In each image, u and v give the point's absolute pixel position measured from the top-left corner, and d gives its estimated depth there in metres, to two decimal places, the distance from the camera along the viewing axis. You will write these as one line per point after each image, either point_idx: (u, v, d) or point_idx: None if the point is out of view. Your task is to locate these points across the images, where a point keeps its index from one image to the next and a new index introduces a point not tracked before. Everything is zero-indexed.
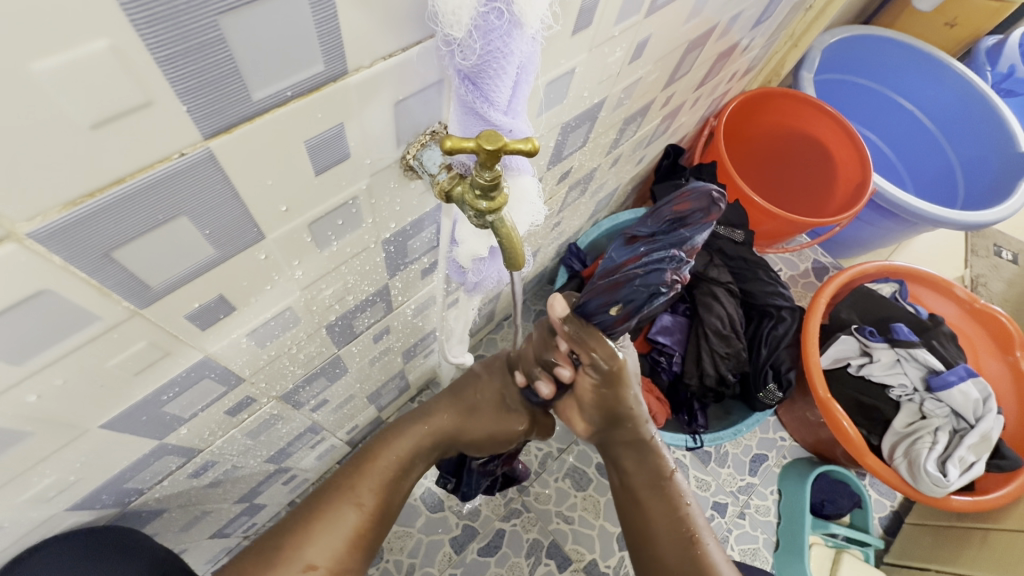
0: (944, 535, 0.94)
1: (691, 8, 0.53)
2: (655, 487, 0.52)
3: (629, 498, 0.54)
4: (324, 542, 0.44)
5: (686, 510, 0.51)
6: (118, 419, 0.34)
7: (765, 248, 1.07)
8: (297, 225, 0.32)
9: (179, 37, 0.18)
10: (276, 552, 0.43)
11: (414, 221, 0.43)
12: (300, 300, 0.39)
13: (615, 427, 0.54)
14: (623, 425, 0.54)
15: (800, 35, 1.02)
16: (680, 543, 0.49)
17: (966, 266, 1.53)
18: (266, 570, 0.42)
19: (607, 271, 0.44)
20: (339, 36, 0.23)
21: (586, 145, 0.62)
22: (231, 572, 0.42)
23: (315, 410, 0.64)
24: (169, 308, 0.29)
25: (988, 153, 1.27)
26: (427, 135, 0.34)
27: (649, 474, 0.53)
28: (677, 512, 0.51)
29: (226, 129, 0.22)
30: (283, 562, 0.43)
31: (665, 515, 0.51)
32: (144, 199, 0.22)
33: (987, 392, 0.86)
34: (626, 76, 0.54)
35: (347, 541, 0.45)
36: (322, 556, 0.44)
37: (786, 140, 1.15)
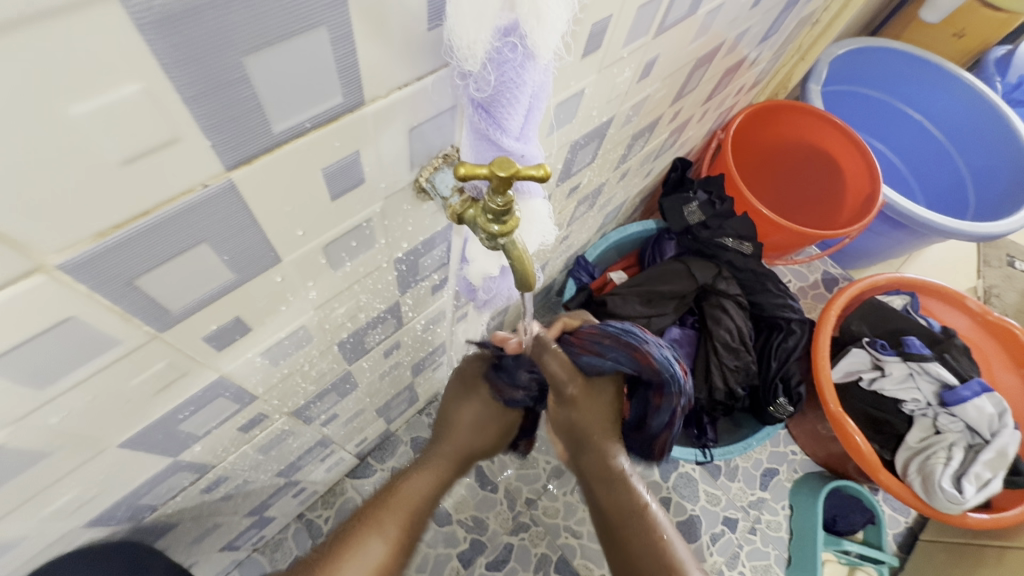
0: (960, 553, 0.92)
1: (700, 27, 0.54)
2: (632, 516, 0.53)
3: (607, 528, 0.55)
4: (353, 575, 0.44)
5: (663, 544, 0.51)
6: (135, 438, 0.34)
7: (774, 260, 1.06)
8: (313, 248, 0.32)
9: (205, 77, 0.19)
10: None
11: (425, 240, 0.44)
12: (313, 319, 0.40)
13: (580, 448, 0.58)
14: (587, 450, 0.57)
15: (807, 49, 1.03)
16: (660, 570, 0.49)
17: (979, 277, 1.52)
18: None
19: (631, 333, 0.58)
20: (357, 70, 0.24)
21: (595, 161, 0.63)
22: None
23: (325, 424, 0.65)
24: (188, 330, 0.30)
25: (998, 164, 1.26)
26: (440, 159, 0.34)
27: (624, 507, 0.53)
28: (655, 543, 0.51)
29: (247, 160, 0.23)
30: None
31: (645, 545, 0.51)
32: (166, 229, 0.23)
33: (1002, 407, 0.84)
34: (635, 94, 0.54)
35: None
36: None
37: (795, 153, 1.15)
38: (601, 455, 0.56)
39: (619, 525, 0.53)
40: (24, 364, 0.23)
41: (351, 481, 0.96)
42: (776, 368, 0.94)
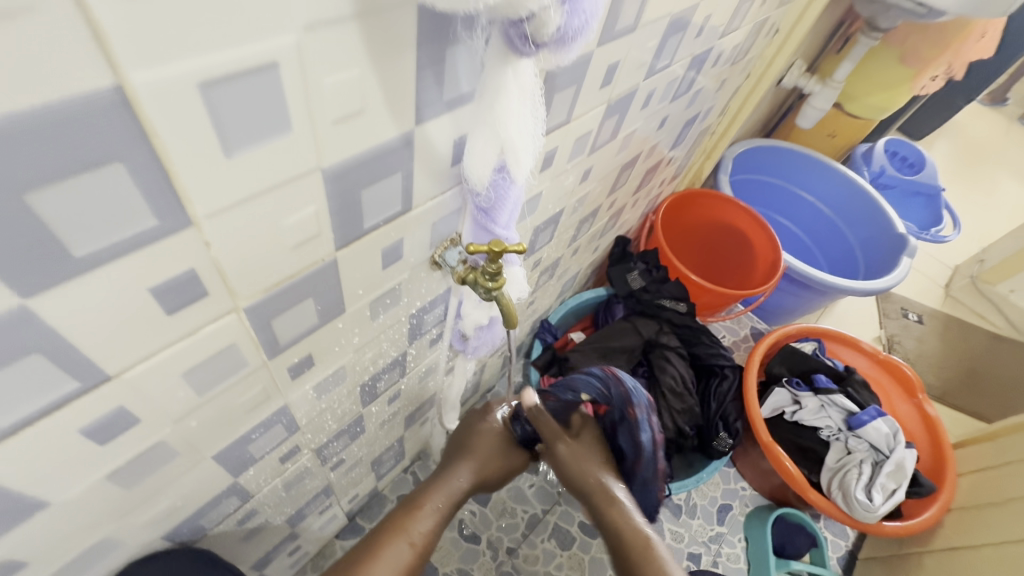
0: (894, 566, 1.05)
1: (622, 144, 0.75)
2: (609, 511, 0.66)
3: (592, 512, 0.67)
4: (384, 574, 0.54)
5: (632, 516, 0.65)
6: (221, 452, 0.45)
7: (707, 317, 1.27)
8: (364, 303, 0.47)
9: (340, 201, 0.34)
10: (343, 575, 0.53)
11: (430, 300, 0.59)
12: (350, 361, 0.53)
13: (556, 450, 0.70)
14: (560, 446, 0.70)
15: (711, 149, 1.30)
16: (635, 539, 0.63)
17: (882, 328, 1.79)
18: None
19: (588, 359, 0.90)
20: (412, 191, 0.40)
21: (552, 240, 0.81)
22: None
23: (333, 469, 0.74)
24: (282, 360, 0.43)
25: (876, 234, 1.57)
26: (448, 242, 0.51)
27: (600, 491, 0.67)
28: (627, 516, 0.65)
29: (346, 245, 0.38)
30: None
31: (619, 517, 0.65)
32: (297, 286, 0.37)
33: (895, 428, 1.03)
34: (578, 191, 0.74)
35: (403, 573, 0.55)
36: None
37: (713, 230, 1.40)
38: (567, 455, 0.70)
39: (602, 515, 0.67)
40: (199, 375, 0.35)
41: (340, 542, 1.02)
42: (715, 408, 1.10)
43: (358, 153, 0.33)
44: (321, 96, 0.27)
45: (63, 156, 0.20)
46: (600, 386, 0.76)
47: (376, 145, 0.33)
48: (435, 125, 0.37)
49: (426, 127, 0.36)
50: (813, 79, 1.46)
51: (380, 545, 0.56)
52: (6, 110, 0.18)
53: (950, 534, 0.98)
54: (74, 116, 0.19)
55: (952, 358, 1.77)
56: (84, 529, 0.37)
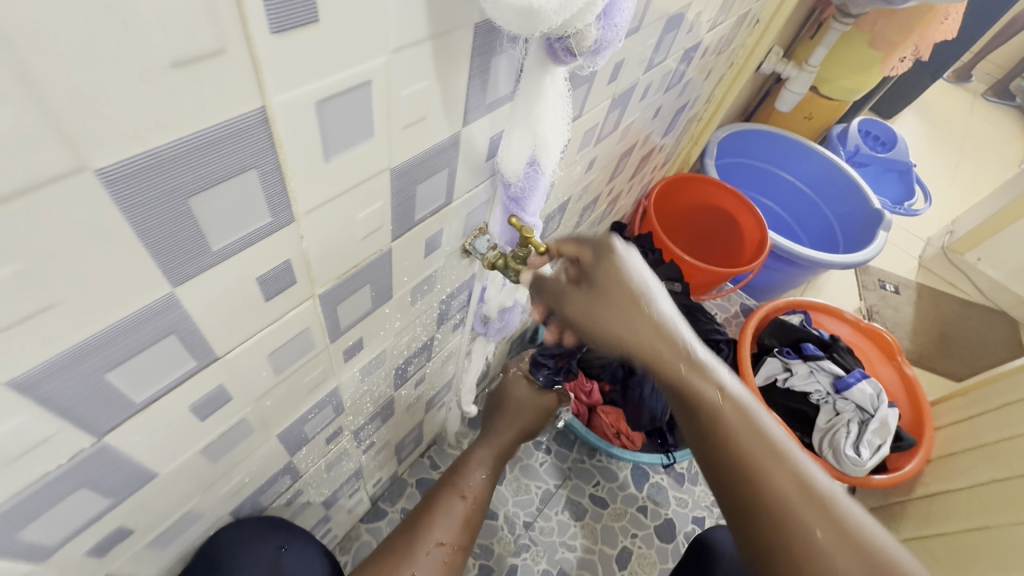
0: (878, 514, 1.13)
1: (622, 134, 0.80)
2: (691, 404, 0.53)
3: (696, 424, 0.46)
4: (444, 524, 0.65)
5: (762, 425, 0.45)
6: (284, 431, 0.50)
7: (700, 296, 1.34)
8: (406, 289, 0.51)
9: (400, 197, 0.39)
10: (415, 529, 0.63)
11: (456, 287, 0.63)
12: (390, 345, 0.58)
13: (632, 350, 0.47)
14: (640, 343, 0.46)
15: (698, 135, 1.35)
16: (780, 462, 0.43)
17: (862, 300, 1.88)
18: (413, 538, 0.62)
19: None
20: (454, 186, 0.45)
21: (560, 227, 0.86)
22: (387, 544, 0.62)
23: (365, 452, 0.79)
24: (339, 344, 0.47)
25: (853, 210, 1.66)
26: (478, 231, 0.55)
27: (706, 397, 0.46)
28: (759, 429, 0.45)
29: (400, 236, 0.43)
30: (422, 537, 0.62)
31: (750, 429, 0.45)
32: (360, 275, 0.42)
33: (879, 388, 1.10)
34: (584, 180, 0.79)
35: (460, 523, 0.66)
36: (444, 537, 0.63)
37: (702, 212, 1.47)
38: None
39: (713, 428, 0.45)
40: (278, 358, 0.40)
41: (365, 525, 1.07)
42: None
43: (418, 154, 0.37)
44: (397, 107, 0.32)
45: (216, 166, 0.24)
46: None
47: (433, 146, 0.38)
48: (477, 125, 0.41)
49: (470, 129, 0.41)
50: (790, 64, 1.53)
51: (438, 503, 0.67)
52: (185, 131, 0.22)
53: (929, 481, 1.06)
54: (231, 135, 0.24)
55: (927, 324, 1.88)
56: (176, 503, 0.42)
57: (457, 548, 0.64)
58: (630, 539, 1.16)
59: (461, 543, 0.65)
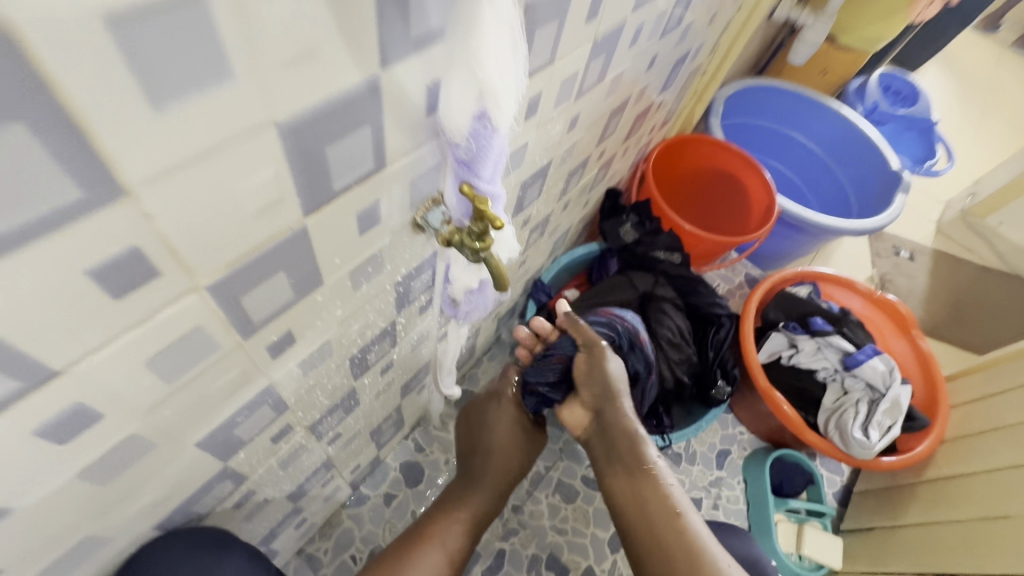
0: (885, 495, 1.08)
1: (610, 87, 0.70)
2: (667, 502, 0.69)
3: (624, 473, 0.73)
4: None
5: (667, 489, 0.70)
6: (206, 438, 0.43)
7: (701, 267, 1.26)
8: (343, 273, 0.43)
9: (303, 160, 0.31)
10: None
11: (416, 265, 0.55)
12: (335, 335, 0.50)
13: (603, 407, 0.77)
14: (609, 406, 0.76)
15: (702, 91, 1.23)
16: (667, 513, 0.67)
17: (874, 268, 1.79)
18: None
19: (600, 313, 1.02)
20: (384, 146, 0.36)
21: (541, 195, 0.77)
22: None
23: (330, 444, 0.73)
24: (258, 341, 0.40)
25: (869, 172, 1.55)
26: (430, 202, 0.47)
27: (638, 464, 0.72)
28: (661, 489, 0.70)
29: (315, 210, 0.35)
30: None
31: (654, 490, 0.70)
32: (266, 261, 0.34)
33: (891, 365, 1.03)
34: (566, 142, 0.70)
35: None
36: None
37: (705, 176, 1.37)
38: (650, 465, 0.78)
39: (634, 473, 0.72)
40: (164, 364, 0.33)
41: (347, 510, 1.03)
42: (713, 356, 1.11)
43: (316, 103, 0.28)
44: (258, 32, 0.23)
45: None
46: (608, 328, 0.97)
47: (339, 92, 0.29)
48: (404, 67, 0.32)
49: (394, 72, 0.32)
50: (805, 10, 1.39)
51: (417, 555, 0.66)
52: None
53: (941, 463, 1.00)
54: None
55: (941, 292, 1.78)
56: (63, 531, 0.36)
57: None
58: None
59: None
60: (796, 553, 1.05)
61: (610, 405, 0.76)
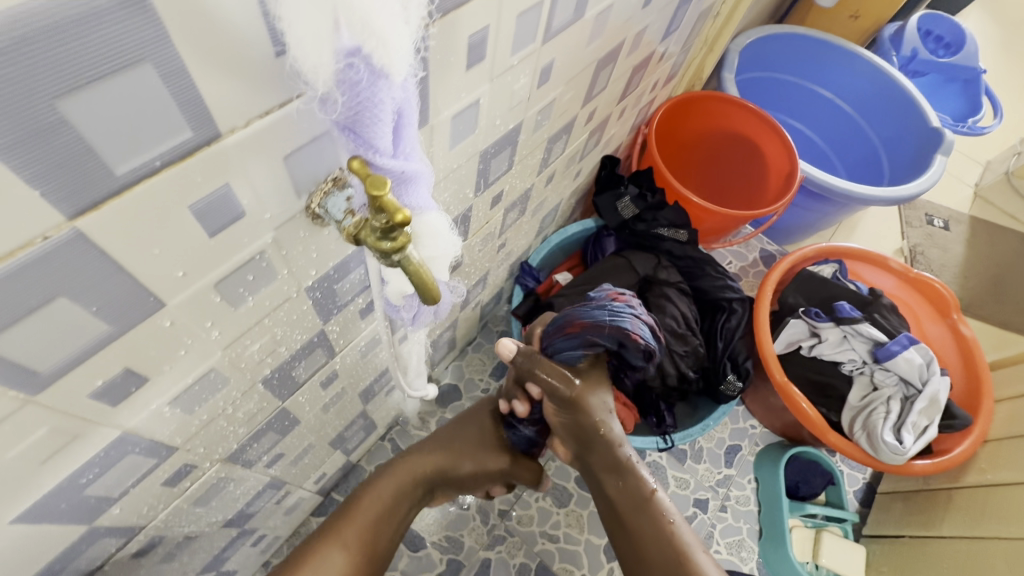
0: (915, 499, 0.96)
1: (593, 28, 0.55)
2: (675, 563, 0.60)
3: (619, 516, 0.66)
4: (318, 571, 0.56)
5: (671, 528, 0.62)
6: (31, 511, 0.32)
7: (711, 244, 1.12)
8: (201, 288, 0.31)
9: (14, 126, 0.18)
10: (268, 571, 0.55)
11: (336, 265, 0.43)
12: (223, 359, 0.39)
13: (589, 448, 0.67)
14: (595, 448, 0.66)
15: (714, 40, 1.06)
16: (670, 559, 0.60)
17: (904, 238, 1.63)
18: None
19: (557, 326, 0.62)
20: (204, 104, 0.23)
21: (513, 168, 0.64)
22: None
23: (271, 466, 0.63)
24: (69, 389, 0.28)
25: (904, 131, 1.37)
26: (329, 182, 0.34)
27: (636, 498, 0.64)
28: (663, 530, 0.62)
29: (91, 208, 0.22)
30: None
31: (656, 531, 0.62)
32: (10, 287, 0.22)
33: (929, 356, 0.90)
34: (537, 100, 0.56)
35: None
36: None
37: (717, 141, 1.21)
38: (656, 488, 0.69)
39: (627, 518, 0.64)
40: None
41: (317, 520, 0.94)
42: (723, 347, 0.98)
43: None
44: None
45: None
46: (585, 349, 0.60)
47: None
48: None
49: None
50: None
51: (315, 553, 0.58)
52: None
53: (985, 468, 0.88)
54: None
55: (979, 264, 1.62)
56: None
57: None
58: None
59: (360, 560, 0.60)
60: (811, 562, 0.95)
61: (602, 449, 0.66)
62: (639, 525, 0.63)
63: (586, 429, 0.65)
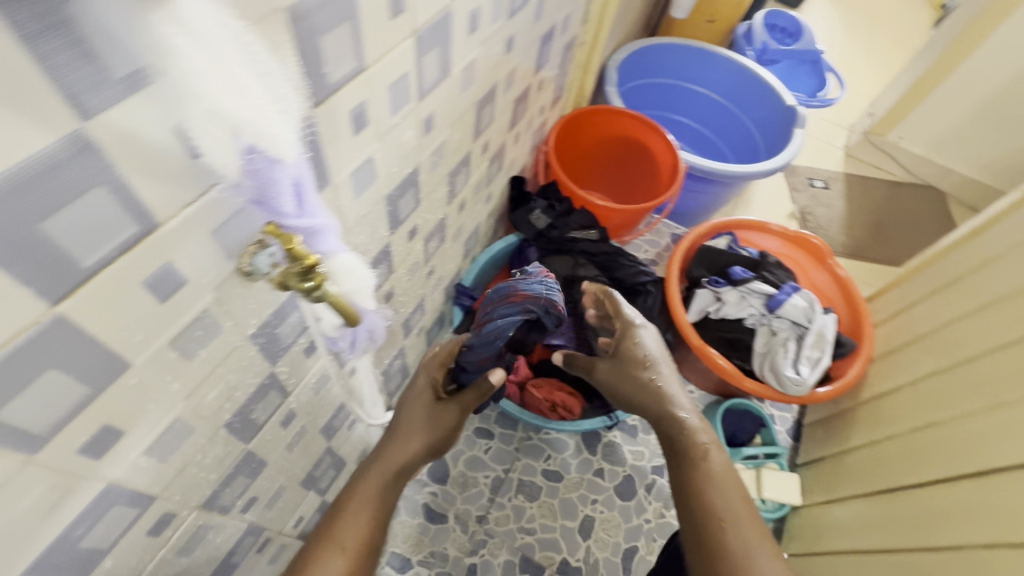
0: (830, 425, 1.11)
1: (464, 79, 0.66)
2: (720, 529, 0.69)
3: (677, 465, 0.78)
4: None
5: (712, 497, 0.72)
6: (35, 566, 0.38)
7: (623, 237, 1.28)
8: (159, 347, 0.38)
9: (9, 247, 0.26)
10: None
11: (273, 312, 0.50)
12: (187, 409, 0.45)
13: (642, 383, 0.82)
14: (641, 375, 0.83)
15: (587, 63, 1.20)
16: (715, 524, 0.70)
17: (793, 203, 1.85)
18: None
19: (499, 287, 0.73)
20: (142, 205, 0.31)
21: (422, 203, 0.73)
22: None
23: (246, 510, 0.68)
24: (59, 449, 0.35)
25: (769, 112, 1.58)
26: (254, 244, 0.41)
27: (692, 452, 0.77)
28: (710, 496, 0.72)
29: (66, 296, 0.29)
30: None
31: (700, 495, 0.73)
32: (10, 367, 0.29)
33: (811, 299, 1.05)
34: (428, 144, 0.65)
35: None
36: None
37: (611, 146, 1.36)
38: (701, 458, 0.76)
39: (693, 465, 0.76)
40: None
41: None
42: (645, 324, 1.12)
43: None
44: None
45: None
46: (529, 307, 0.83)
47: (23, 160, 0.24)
48: (119, 113, 0.27)
49: (108, 120, 0.27)
50: None
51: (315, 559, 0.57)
52: None
53: (873, 383, 1.03)
54: None
55: (858, 214, 1.86)
56: None
57: None
58: (590, 507, 1.11)
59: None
60: (758, 498, 1.07)
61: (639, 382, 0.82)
62: (699, 487, 0.74)
63: (615, 373, 0.85)
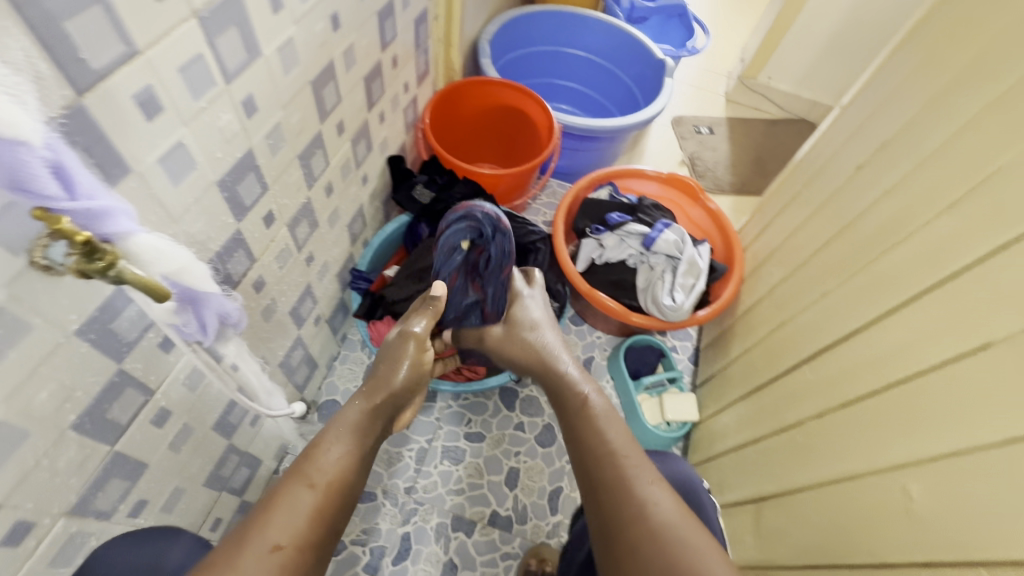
0: (718, 345, 1.21)
1: (284, 59, 0.67)
2: (602, 465, 0.62)
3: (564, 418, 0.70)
4: (281, 522, 0.50)
5: (601, 432, 0.65)
6: None
7: (512, 200, 1.33)
8: None
9: None
10: (245, 535, 0.49)
11: (99, 306, 0.51)
12: (11, 411, 0.46)
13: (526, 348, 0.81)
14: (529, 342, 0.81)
15: (449, 36, 1.22)
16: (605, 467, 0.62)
17: (682, 150, 1.95)
18: (236, 555, 0.48)
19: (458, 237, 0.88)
20: None
21: (271, 188, 0.74)
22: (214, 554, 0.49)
23: (136, 514, 0.68)
24: None
25: (643, 67, 1.66)
26: (43, 238, 0.42)
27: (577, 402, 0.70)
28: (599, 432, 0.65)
29: None
30: (253, 543, 0.49)
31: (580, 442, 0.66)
32: None
33: (681, 233, 1.13)
34: (257, 128, 0.66)
35: (308, 518, 0.52)
36: (283, 536, 0.50)
37: (493, 115, 1.40)
38: (582, 405, 0.70)
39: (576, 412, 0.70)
40: None
41: None
42: None
43: None
44: None
45: None
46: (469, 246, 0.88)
47: None
48: None
49: None
50: None
51: (281, 493, 0.53)
52: None
53: (745, 299, 1.14)
54: None
55: (742, 153, 1.99)
56: None
57: (304, 549, 0.51)
58: (514, 459, 1.16)
59: (310, 542, 0.51)
60: (663, 421, 1.15)
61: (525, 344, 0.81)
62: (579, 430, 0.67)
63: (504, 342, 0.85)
